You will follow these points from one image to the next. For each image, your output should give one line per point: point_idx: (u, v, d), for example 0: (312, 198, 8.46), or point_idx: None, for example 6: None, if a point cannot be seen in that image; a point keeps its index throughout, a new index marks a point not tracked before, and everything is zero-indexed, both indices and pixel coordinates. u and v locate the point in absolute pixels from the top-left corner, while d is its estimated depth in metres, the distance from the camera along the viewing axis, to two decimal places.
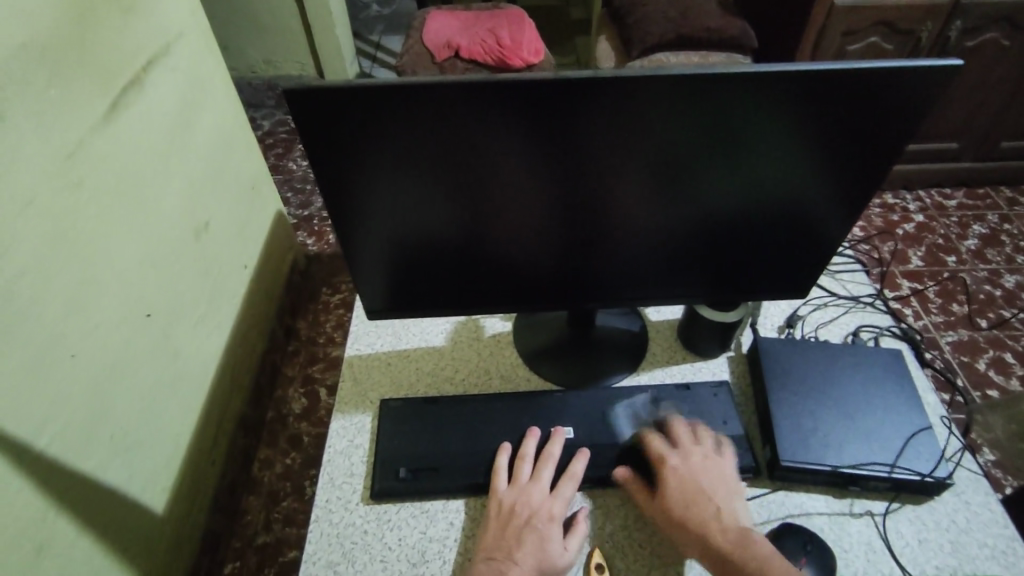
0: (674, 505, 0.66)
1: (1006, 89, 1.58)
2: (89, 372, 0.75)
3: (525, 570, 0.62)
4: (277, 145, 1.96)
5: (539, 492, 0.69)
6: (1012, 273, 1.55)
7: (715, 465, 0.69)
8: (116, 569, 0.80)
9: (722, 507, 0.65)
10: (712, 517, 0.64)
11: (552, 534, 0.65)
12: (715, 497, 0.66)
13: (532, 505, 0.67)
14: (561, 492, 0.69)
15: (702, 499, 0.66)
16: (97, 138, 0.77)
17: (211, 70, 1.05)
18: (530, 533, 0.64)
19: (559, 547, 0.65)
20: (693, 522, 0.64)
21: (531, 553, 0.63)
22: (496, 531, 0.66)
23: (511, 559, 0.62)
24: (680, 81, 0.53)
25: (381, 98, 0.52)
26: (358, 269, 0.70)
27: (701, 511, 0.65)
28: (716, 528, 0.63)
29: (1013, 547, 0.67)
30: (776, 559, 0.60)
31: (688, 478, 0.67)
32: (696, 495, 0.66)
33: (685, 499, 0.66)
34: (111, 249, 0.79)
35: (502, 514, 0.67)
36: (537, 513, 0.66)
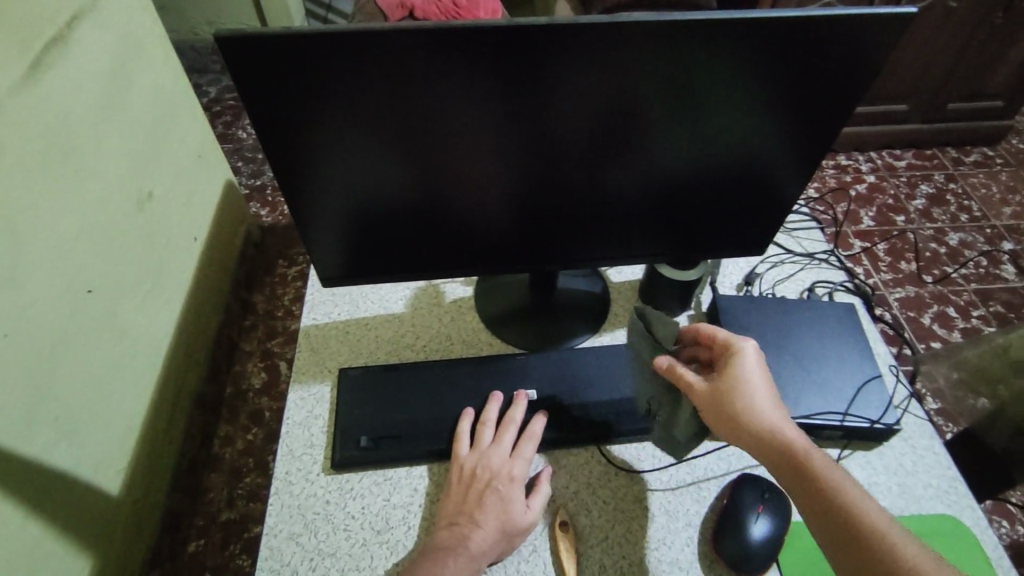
0: (726, 406, 0.58)
1: (953, 50, 1.62)
2: (26, 350, 0.71)
3: (488, 533, 0.62)
4: (225, 113, 1.87)
5: (500, 454, 0.69)
6: (957, 231, 1.62)
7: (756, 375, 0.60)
8: (71, 552, 0.77)
9: (776, 411, 0.57)
10: (767, 423, 0.56)
11: (514, 494, 0.65)
12: (769, 400, 0.58)
13: (494, 468, 0.67)
14: (522, 453, 0.69)
15: (752, 399, 0.58)
16: (18, 100, 0.71)
17: (146, 27, 0.98)
18: (491, 495, 0.64)
19: (523, 508, 0.65)
20: (748, 425, 0.56)
21: (494, 516, 0.63)
22: (458, 496, 0.65)
23: (474, 522, 0.62)
24: (636, 29, 0.51)
25: (325, 46, 0.49)
26: (310, 232, 0.67)
27: (756, 412, 0.57)
28: (772, 437, 0.55)
29: (954, 485, 0.71)
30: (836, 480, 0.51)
31: (736, 376, 0.60)
32: (744, 390, 0.59)
33: (739, 396, 0.58)
34: (42, 220, 0.74)
35: (463, 479, 0.67)
36: (499, 475, 0.66)
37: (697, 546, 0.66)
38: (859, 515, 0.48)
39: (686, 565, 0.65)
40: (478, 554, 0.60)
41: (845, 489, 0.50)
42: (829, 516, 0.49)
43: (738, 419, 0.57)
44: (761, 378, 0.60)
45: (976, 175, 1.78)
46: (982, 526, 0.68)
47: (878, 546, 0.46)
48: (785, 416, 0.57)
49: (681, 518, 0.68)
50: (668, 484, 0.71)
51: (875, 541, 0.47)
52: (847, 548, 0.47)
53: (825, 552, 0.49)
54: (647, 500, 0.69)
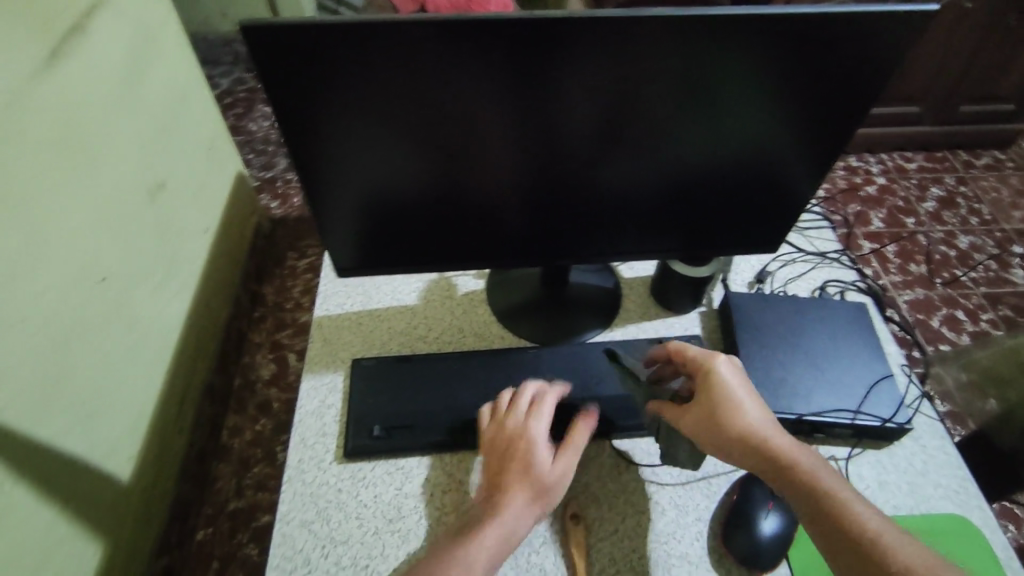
0: (710, 423, 0.59)
1: (966, 52, 1.61)
2: (41, 336, 0.71)
3: (520, 499, 0.60)
4: (237, 105, 1.87)
5: (517, 418, 0.67)
6: (967, 234, 1.61)
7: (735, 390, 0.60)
8: (83, 536, 0.78)
9: (758, 421, 0.58)
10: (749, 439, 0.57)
11: (538, 457, 0.63)
12: (749, 411, 0.58)
13: (514, 432, 0.66)
14: (540, 413, 0.67)
15: (732, 412, 0.59)
16: (37, 87, 0.72)
17: (161, 18, 0.98)
18: (516, 460, 0.63)
19: (552, 468, 0.63)
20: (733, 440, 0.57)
21: (522, 482, 0.61)
22: (492, 466, 0.65)
23: (503, 491, 0.61)
24: (653, 23, 0.51)
25: (347, 36, 0.49)
26: (327, 222, 0.67)
27: (737, 428, 0.58)
28: (756, 449, 0.56)
29: (965, 486, 0.71)
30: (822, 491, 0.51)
31: (711, 390, 0.61)
32: (720, 405, 0.59)
33: (718, 410, 0.59)
34: (58, 208, 0.75)
35: (490, 447, 0.66)
36: (521, 440, 0.65)
37: (706, 541, 0.66)
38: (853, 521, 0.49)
39: (695, 559, 0.65)
40: (510, 524, 0.59)
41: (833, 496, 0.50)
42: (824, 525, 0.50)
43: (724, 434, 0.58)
44: (740, 391, 0.60)
45: (987, 179, 1.77)
46: (991, 526, 0.68)
47: (874, 549, 0.47)
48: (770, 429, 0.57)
49: (691, 512, 0.68)
50: (678, 480, 0.71)
51: (869, 545, 0.47)
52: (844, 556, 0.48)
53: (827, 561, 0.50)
54: (657, 494, 0.70)
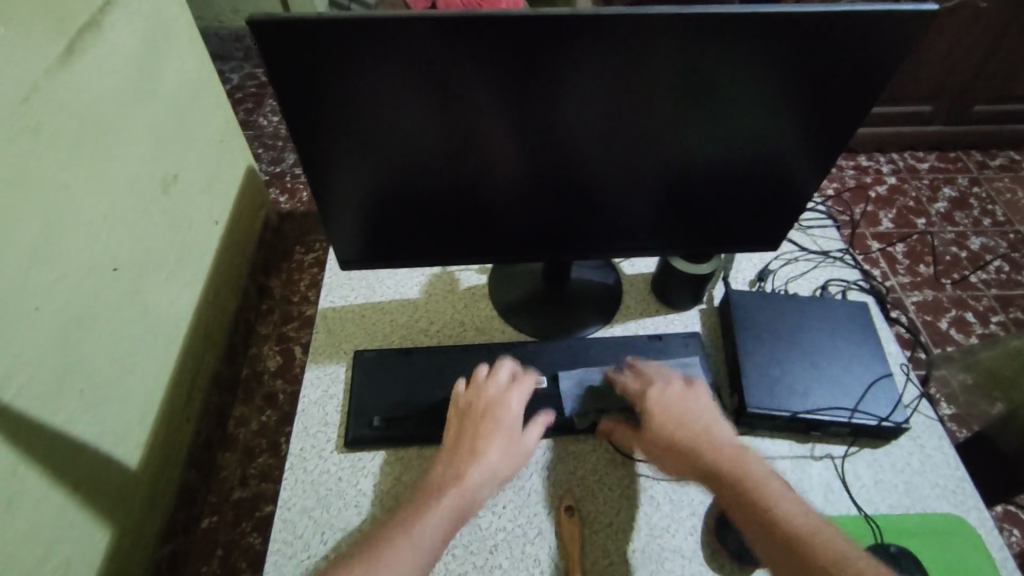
0: (669, 438, 0.62)
1: (982, 50, 1.59)
2: (55, 325, 0.73)
3: (493, 464, 0.63)
4: (247, 100, 1.89)
5: (495, 386, 0.69)
6: (978, 236, 1.59)
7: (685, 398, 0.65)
8: (92, 521, 0.80)
9: (722, 436, 0.61)
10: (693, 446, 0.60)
11: (512, 426, 0.66)
12: (714, 427, 0.62)
13: (492, 400, 0.68)
14: (518, 388, 0.70)
15: (698, 427, 0.62)
16: (54, 82, 0.73)
17: (174, 13, 1.00)
18: (490, 427, 0.65)
19: (492, 446, 0.64)
20: (693, 454, 0.60)
21: (495, 445, 0.64)
22: (453, 437, 0.65)
23: (473, 453, 0.63)
24: (657, 21, 0.52)
25: (353, 33, 0.50)
26: (330, 215, 0.68)
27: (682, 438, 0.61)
28: (715, 458, 0.58)
29: (963, 487, 0.71)
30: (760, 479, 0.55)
31: (674, 409, 0.64)
32: (683, 422, 0.63)
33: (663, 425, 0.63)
34: (73, 199, 0.76)
35: (459, 414, 0.67)
36: (484, 413, 0.66)
37: (700, 535, 0.67)
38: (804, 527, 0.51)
39: (688, 553, 0.65)
40: (481, 481, 0.61)
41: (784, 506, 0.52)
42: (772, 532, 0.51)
43: (683, 450, 0.61)
44: (682, 408, 0.64)
45: (1001, 180, 1.75)
46: (988, 526, 0.68)
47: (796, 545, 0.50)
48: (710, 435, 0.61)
49: (685, 507, 0.69)
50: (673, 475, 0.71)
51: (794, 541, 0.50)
52: (794, 569, 0.49)
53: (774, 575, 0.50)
54: (653, 488, 0.70)
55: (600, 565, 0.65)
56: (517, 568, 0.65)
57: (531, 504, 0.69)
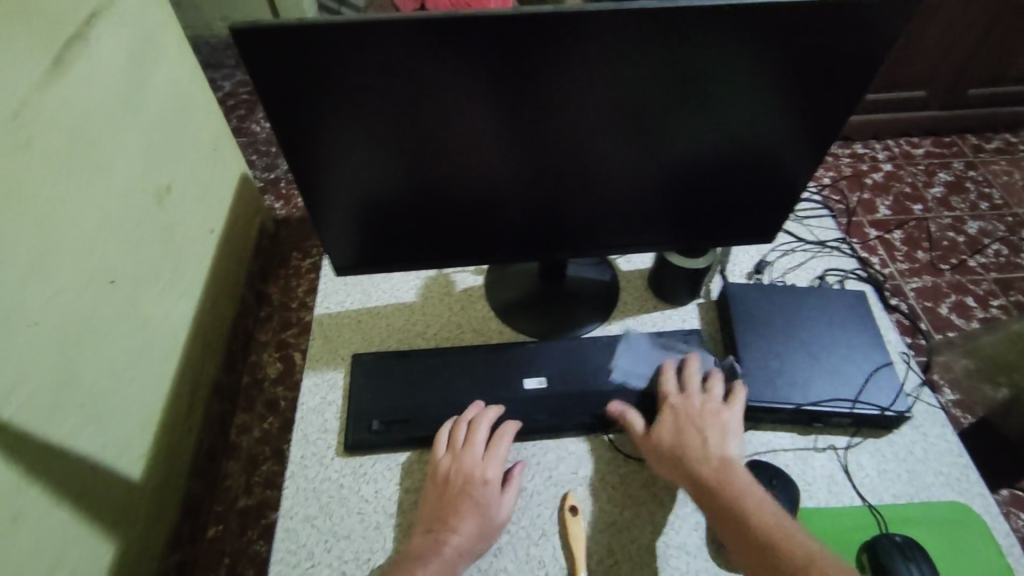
0: (670, 447, 0.66)
1: (975, 33, 1.58)
2: (51, 340, 0.73)
3: (466, 538, 0.63)
4: (239, 107, 1.88)
5: (473, 455, 0.68)
6: (976, 219, 1.59)
7: (712, 408, 0.69)
8: (97, 535, 0.80)
9: (723, 450, 0.64)
10: (696, 454, 0.64)
11: (488, 497, 0.66)
12: (720, 439, 0.65)
13: (466, 472, 0.67)
14: (495, 454, 0.69)
15: (703, 438, 0.65)
16: (41, 96, 0.73)
17: (161, 23, 0.99)
18: (466, 501, 0.65)
19: (477, 521, 0.64)
20: (690, 465, 0.64)
21: (471, 516, 0.64)
22: (432, 504, 0.66)
23: (449, 527, 0.63)
24: (644, 16, 0.51)
25: (336, 37, 0.50)
26: (323, 221, 0.68)
27: (688, 446, 0.65)
28: (707, 472, 0.62)
29: (966, 473, 0.71)
30: (750, 492, 0.59)
31: (689, 418, 0.68)
32: (691, 430, 0.67)
33: (676, 433, 0.67)
34: (65, 212, 0.76)
35: (438, 481, 0.67)
36: (466, 488, 0.66)
37: (705, 531, 0.66)
38: (786, 539, 0.54)
39: (694, 550, 0.65)
40: (456, 556, 0.62)
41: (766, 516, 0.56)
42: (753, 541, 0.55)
43: (682, 459, 0.64)
44: (705, 418, 0.68)
45: (997, 163, 1.74)
46: (992, 513, 0.68)
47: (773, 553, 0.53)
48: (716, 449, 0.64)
49: (688, 503, 0.68)
50: None
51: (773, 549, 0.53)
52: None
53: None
54: (655, 486, 0.70)
55: (605, 565, 0.65)
56: (522, 570, 0.64)
57: (533, 505, 0.69)
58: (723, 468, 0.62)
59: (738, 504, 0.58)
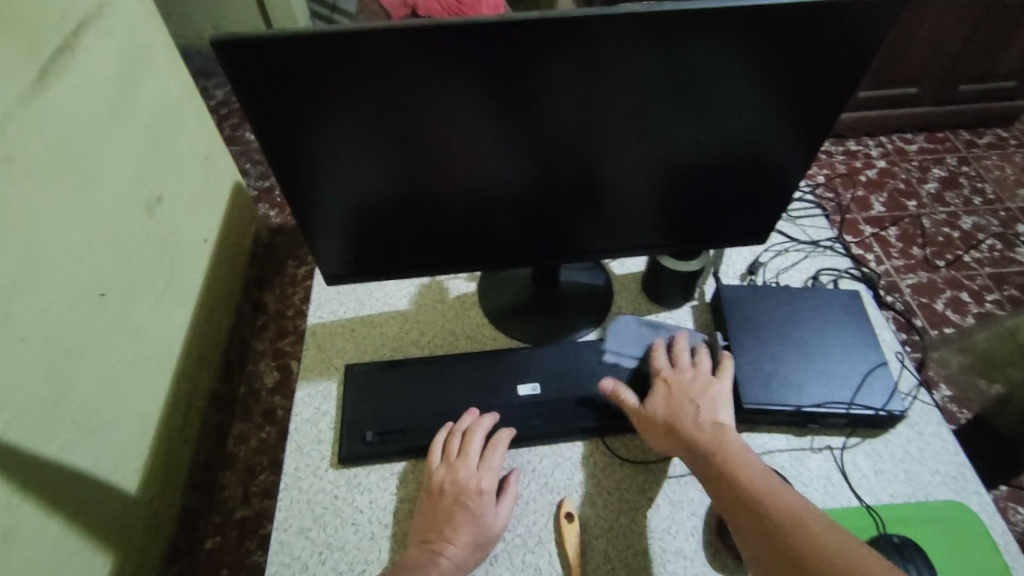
0: (662, 416, 0.66)
1: (965, 29, 1.59)
2: (42, 354, 0.72)
3: (461, 549, 0.62)
4: (232, 116, 1.88)
5: (467, 466, 0.68)
6: (969, 215, 1.59)
7: (704, 379, 0.69)
8: (92, 550, 0.79)
9: (714, 417, 0.65)
10: (689, 417, 0.64)
11: (483, 508, 0.65)
12: (713, 406, 0.66)
13: (461, 483, 0.66)
14: (490, 464, 0.69)
15: (696, 407, 0.66)
16: (27, 109, 0.72)
17: (150, 34, 0.99)
18: (461, 512, 0.64)
19: (473, 531, 0.64)
20: (681, 433, 0.64)
21: (465, 527, 0.63)
22: (426, 516, 0.65)
23: (444, 538, 0.63)
24: (629, 21, 0.51)
25: (320, 47, 0.49)
26: (314, 231, 0.68)
27: (682, 412, 0.66)
28: (697, 437, 0.62)
29: (963, 472, 0.71)
30: (742, 450, 0.59)
31: (681, 391, 0.68)
32: (684, 398, 0.67)
33: (669, 400, 0.67)
34: (53, 226, 0.75)
35: (432, 492, 0.67)
36: (461, 498, 0.65)
37: (702, 535, 0.66)
38: (771, 493, 0.53)
39: (691, 555, 0.65)
40: (452, 567, 0.61)
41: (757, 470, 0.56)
42: (739, 498, 0.55)
43: (675, 427, 0.64)
44: (698, 388, 0.68)
45: (990, 158, 1.75)
46: (989, 511, 0.68)
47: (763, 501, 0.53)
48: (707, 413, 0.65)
49: (685, 507, 0.68)
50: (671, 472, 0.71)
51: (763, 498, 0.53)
52: (753, 525, 0.52)
53: (736, 539, 0.54)
54: (651, 490, 0.70)
55: (602, 571, 0.64)
56: None
57: (530, 513, 0.68)
58: (715, 429, 0.62)
59: (726, 464, 0.58)
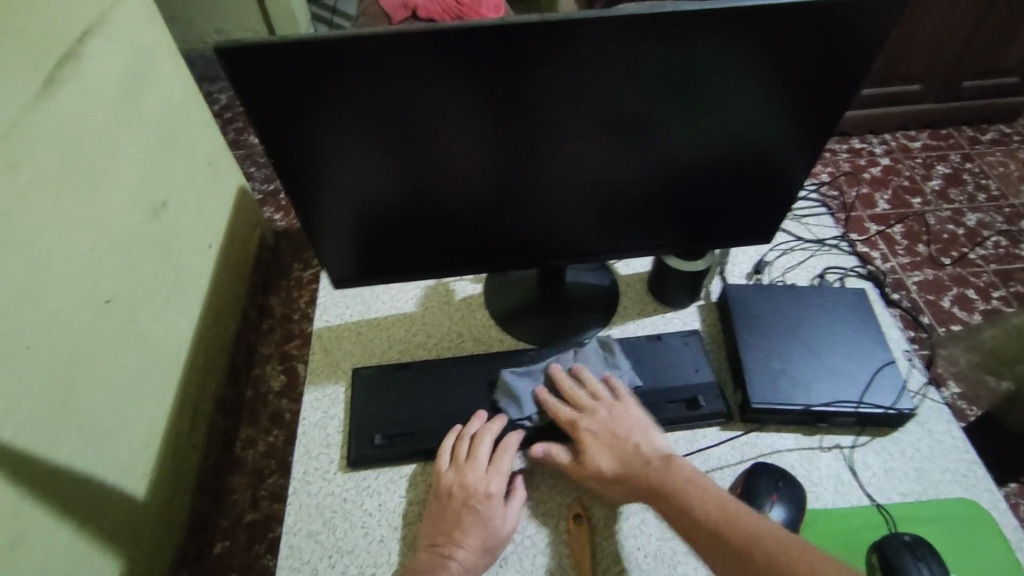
0: (604, 462, 0.65)
1: (968, 25, 1.58)
2: (50, 361, 0.73)
3: (469, 552, 0.62)
4: (236, 120, 1.89)
5: (476, 469, 0.67)
6: (974, 211, 1.59)
7: (621, 414, 0.69)
8: (102, 555, 0.80)
9: (654, 450, 0.64)
10: (634, 463, 0.63)
11: (492, 511, 0.65)
12: (647, 440, 0.65)
13: (470, 486, 0.66)
14: (499, 467, 0.69)
15: (631, 445, 0.65)
16: (34, 117, 0.73)
17: (154, 40, 0.99)
18: (469, 515, 0.64)
19: (482, 534, 0.63)
20: (630, 475, 0.62)
21: (474, 531, 0.63)
22: (435, 520, 0.65)
23: (454, 542, 0.63)
24: (634, 21, 0.51)
25: (325, 52, 0.50)
26: (320, 235, 0.68)
27: (623, 458, 0.64)
28: (646, 477, 0.61)
29: (973, 470, 0.70)
30: (695, 478, 0.59)
31: (607, 431, 0.67)
32: (616, 441, 0.66)
33: (606, 451, 0.65)
34: (60, 233, 0.76)
35: (441, 496, 0.67)
36: (469, 502, 0.65)
37: None
38: (737, 522, 0.53)
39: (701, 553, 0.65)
40: (462, 571, 0.61)
41: (710, 500, 0.56)
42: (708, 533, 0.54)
43: (625, 474, 0.63)
44: (625, 426, 0.67)
45: (994, 154, 1.74)
46: (1001, 509, 0.67)
47: (732, 536, 0.52)
48: (649, 451, 0.64)
49: None
50: None
51: (731, 532, 0.53)
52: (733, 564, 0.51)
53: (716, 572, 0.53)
54: None
55: (613, 572, 0.64)
56: None
57: (539, 514, 0.68)
58: (660, 468, 0.61)
59: (682, 499, 0.57)
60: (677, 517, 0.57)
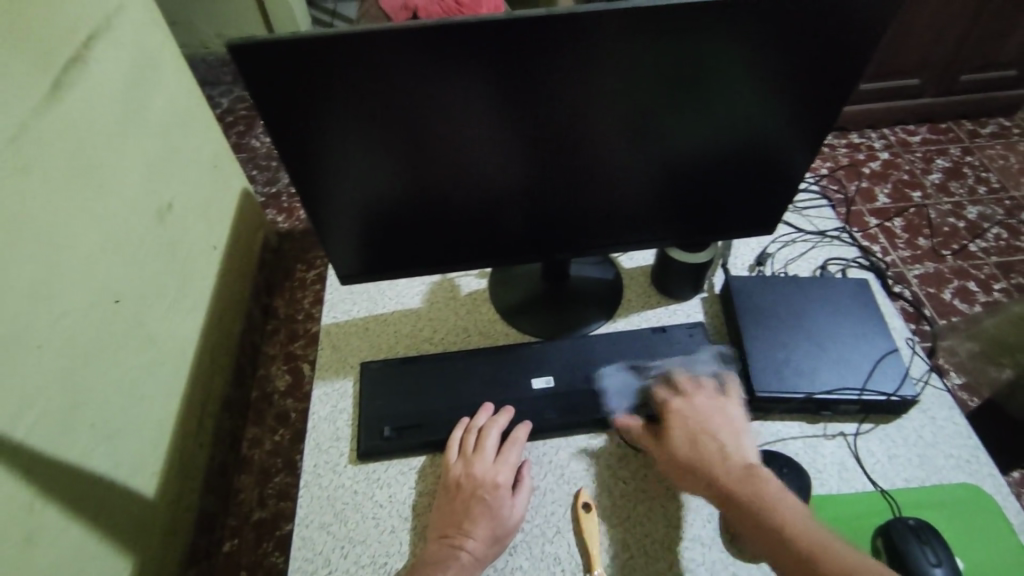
0: (686, 447, 0.64)
1: (965, 18, 1.59)
2: (60, 362, 0.73)
3: (479, 543, 0.63)
4: (238, 123, 1.90)
5: (484, 461, 0.68)
6: (975, 204, 1.59)
7: (719, 413, 0.67)
8: (112, 553, 0.80)
9: (739, 453, 0.63)
10: (714, 458, 0.62)
11: (500, 501, 0.66)
12: (733, 443, 0.63)
13: (478, 478, 0.67)
14: (507, 458, 0.69)
15: (715, 440, 0.64)
16: (41, 120, 0.74)
17: (158, 44, 1.00)
18: (477, 505, 0.65)
19: (491, 524, 0.64)
20: (708, 470, 0.61)
21: (484, 520, 0.64)
22: (444, 510, 0.66)
23: (463, 532, 0.63)
24: (634, 15, 0.52)
25: (330, 48, 0.50)
26: (328, 230, 0.69)
27: (705, 453, 0.63)
28: (730, 477, 0.59)
29: (976, 455, 0.71)
30: (778, 491, 0.57)
31: (694, 423, 0.66)
32: (703, 435, 0.64)
33: (688, 444, 0.64)
34: (70, 234, 0.77)
35: (450, 487, 0.67)
36: (479, 493, 0.66)
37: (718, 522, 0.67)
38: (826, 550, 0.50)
39: (708, 540, 0.66)
40: (471, 561, 0.62)
41: (789, 515, 0.54)
42: (796, 556, 0.51)
43: (700, 469, 0.62)
44: (720, 424, 0.65)
45: (993, 147, 1.75)
46: (1004, 492, 0.68)
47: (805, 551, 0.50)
48: (733, 454, 0.62)
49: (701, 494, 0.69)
50: None
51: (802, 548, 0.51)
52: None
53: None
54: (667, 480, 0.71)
55: (620, 559, 0.65)
56: (537, 568, 0.65)
57: (547, 503, 0.69)
58: (740, 472, 0.59)
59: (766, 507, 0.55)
60: (747, 518, 0.56)
